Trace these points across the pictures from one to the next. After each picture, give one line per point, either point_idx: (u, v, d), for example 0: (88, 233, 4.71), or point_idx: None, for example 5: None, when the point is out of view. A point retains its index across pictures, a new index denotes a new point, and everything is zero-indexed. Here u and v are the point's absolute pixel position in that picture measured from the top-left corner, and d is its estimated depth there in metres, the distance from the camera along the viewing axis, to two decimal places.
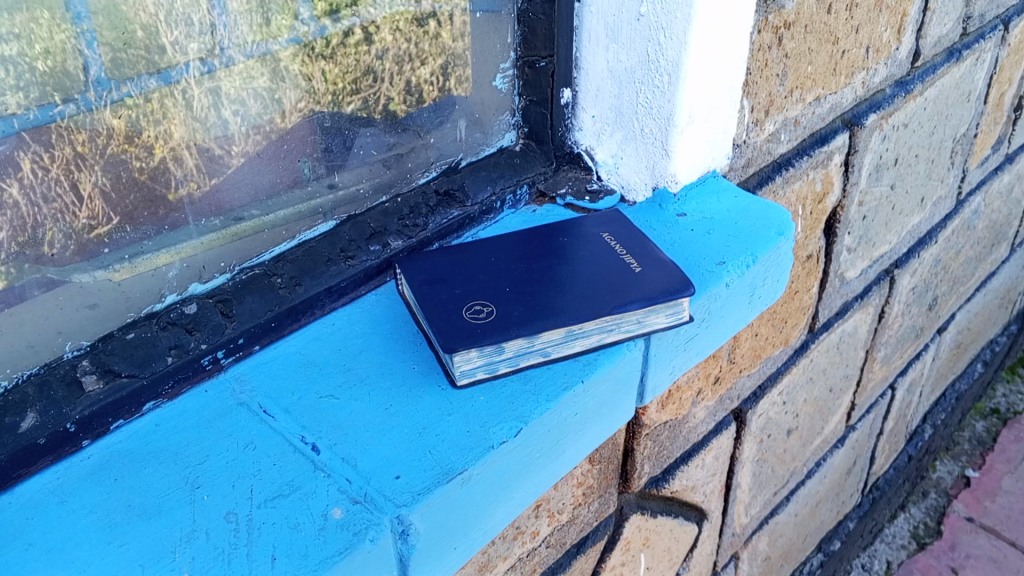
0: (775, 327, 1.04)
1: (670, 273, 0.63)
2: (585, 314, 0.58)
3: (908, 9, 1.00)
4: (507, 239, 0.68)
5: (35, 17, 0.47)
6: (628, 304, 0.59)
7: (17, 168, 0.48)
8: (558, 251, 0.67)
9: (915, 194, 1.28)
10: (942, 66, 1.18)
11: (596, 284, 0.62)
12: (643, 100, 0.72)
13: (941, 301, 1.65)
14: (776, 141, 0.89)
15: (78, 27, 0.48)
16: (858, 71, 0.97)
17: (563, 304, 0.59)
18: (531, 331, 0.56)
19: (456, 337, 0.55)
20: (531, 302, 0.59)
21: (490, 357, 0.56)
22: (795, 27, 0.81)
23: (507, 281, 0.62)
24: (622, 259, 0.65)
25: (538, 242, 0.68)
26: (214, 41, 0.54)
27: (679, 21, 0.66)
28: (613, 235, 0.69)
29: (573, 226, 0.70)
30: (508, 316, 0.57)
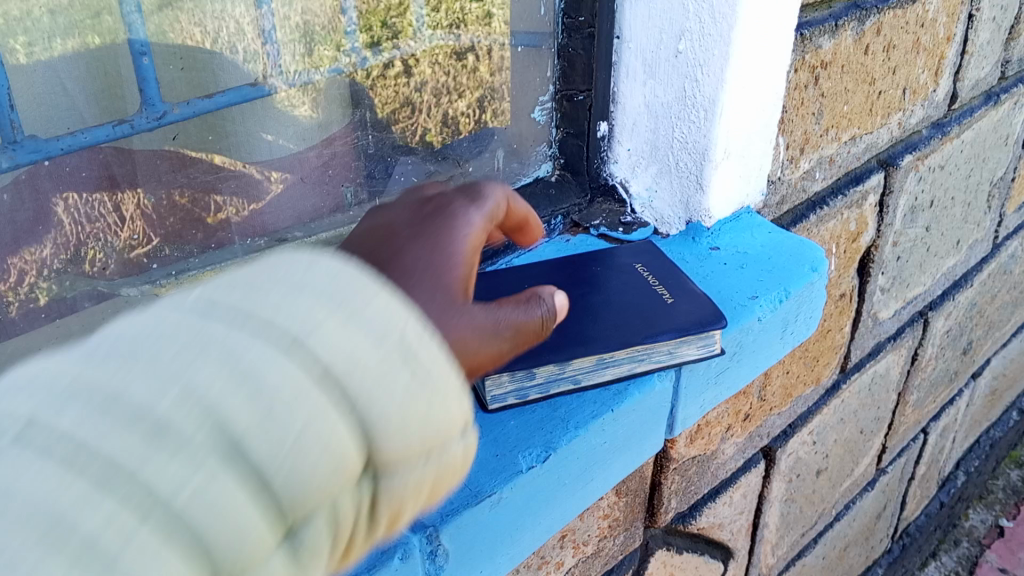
0: (806, 365, 1.04)
1: (701, 304, 0.63)
2: (616, 342, 0.58)
3: (946, 52, 1.01)
4: (541, 270, 0.69)
5: (87, 41, 0.51)
6: (659, 334, 0.59)
7: (74, 186, 0.53)
8: (593, 281, 0.67)
9: (950, 237, 1.28)
10: (980, 109, 1.18)
11: (629, 314, 0.62)
12: (679, 134, 0.73)
13: (977, 345, 1.63)
14: (811, 179, 0.89)
15: (133, 52, 0.53)
16: (894, 113, 0.97)
17: (593, 331, 0.59)
18: (561, 359, 0.56)
19: None
20: (563, 329, 0.59)
21: (521, 382, 0.57)
22: (832, 67, 0.82)
23: None
24: (655, 291, 0.65)
25: (569, 272, 0.69)
26: (269, 68, 0.60)
27: (717, 59, 0.68)
28: (646, 265, 0.70)
29: (603, 258, 0.71)
30: (541, 342, 0.57)
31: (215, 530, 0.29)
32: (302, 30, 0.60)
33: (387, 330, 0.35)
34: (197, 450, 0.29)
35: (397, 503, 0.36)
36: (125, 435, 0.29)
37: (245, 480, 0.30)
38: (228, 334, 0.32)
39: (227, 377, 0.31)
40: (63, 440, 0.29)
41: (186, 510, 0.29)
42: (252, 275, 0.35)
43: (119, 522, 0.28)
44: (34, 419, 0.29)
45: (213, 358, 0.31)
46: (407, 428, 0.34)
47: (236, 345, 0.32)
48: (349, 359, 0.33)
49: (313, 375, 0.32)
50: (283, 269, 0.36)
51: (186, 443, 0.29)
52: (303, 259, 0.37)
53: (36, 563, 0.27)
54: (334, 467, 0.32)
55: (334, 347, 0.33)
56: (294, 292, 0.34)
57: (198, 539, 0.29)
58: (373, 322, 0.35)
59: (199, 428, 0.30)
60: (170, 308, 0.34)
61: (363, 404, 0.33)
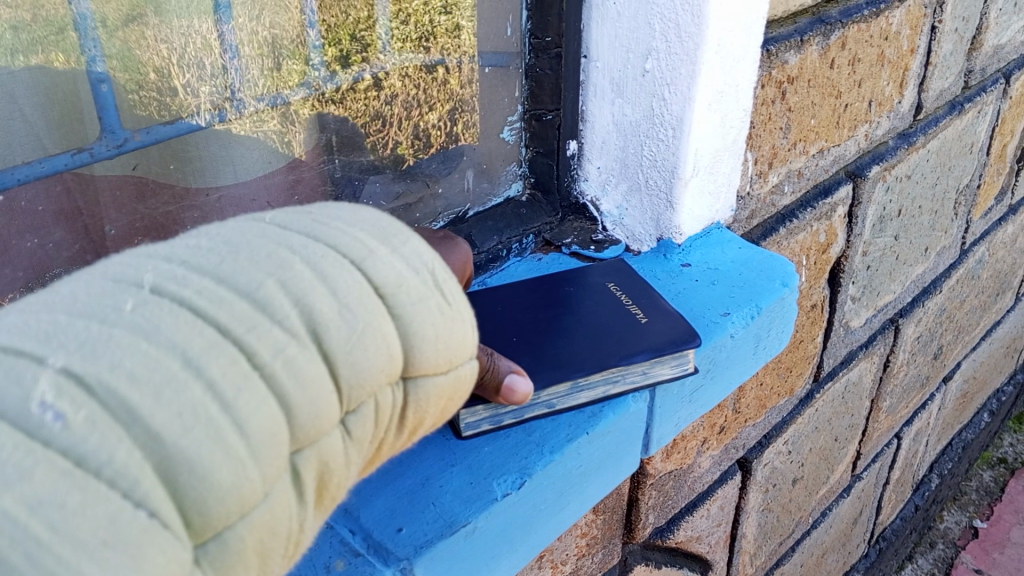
0: (780, 376, 1.04)
1: (675, 321, 0.63)
2: (591, 364, 0.58)
3: (910, 63, 1.02)
4: (510, 292, 0.68)
5: (50, 58, 0.50)
6: (634, 355, 0.59)
7: (38, 212, 0.53)
8: (564, 301, 0.67)
9: (919, 245, 1.29)
10: (944, 119, 1.19)
11: (602, 335, 0.61)
12: (648, 152, 0.73)
13: (947, 350, 1.65)
14: (780, 193, 0.89)
15: (91, 68, 0.51)
16: (861, 124, 0.98)
17: (571, 353, 0.59)
18: (541, 382, 0.56)
19: None
20: (539, 353, 0.59)
21: (495, 410, 0.56)
22: (798, 82, 0.83)
23: (513, 331, 0.62)
24: (627, 310, 0.65)
25: (539, 294, 0.68)
26: (230, 83, 0.59)
27: (684, 78, 0.68)
28: (617, 285, 0.69)
29: (579, 278, 0.71)
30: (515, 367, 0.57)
31: (297, 399, 0.31)
32: (269, 45, 0.60)
33: (422, 261, 0.38)
34: (287, 324, 0.32)
35: (423, 416, 0.39)
36: (233, 302, 0.31)
37: (323, 363, 0.33)
38: (300, 241, 0.35)
39: (306, 275, 0.34)
40: (179, 304, 0.30)
41: (274, 377, 0.31)
42: (306, 211, 0.38)
43: (235, 374, 0.29)
44: (151, 285, 0.31)
45: (294, 259, 0.34)
46: (443, 349, 0.37)
47: (308, 251, 0.35)
48: (397, 279, 0.36)
49: (371, 287, 0.35)
50: (332, 210, 0.39)
51: (281, 317, 0.32)
52: (344, 207, 0.40)
53: (167, 400, 0.28)
54: (386, 366, 0.35)
55: (385, 271, 0.36)
56: (346, 226, 0.38)
57: (288, 405, 0.31)
58: (412, 254, 0.38)
59: (289, 306, 0.32)
60: (238, 223, 0.36)
61: (411, 317, 0.36)
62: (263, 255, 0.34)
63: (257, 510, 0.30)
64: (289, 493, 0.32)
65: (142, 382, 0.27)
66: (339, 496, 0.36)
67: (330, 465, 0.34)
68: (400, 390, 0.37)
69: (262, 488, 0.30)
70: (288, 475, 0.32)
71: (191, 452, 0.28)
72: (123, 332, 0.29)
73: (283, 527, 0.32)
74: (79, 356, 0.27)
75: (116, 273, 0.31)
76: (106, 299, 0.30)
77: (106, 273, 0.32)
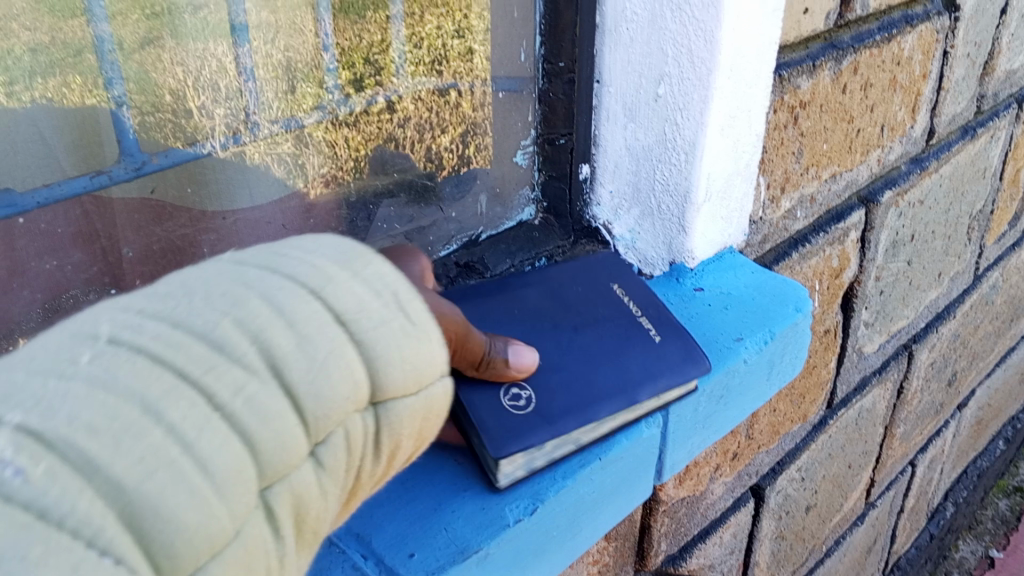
0: (793, 402, 1.03)
1: (688, 345, 0.63)
2: (618, 399, 0.58)
3: (923, 88, 1.02)
4: (539, 300, 0.66)
5: (66, 81, 0.50)
6: (655, 385, 0.60)
7: (58, 235, 0.53)
8: (592, 316, 0.65)
9: (932, 270, 1.28)
10: (956, 144, 1.19)
11: (621, 358, 0.61)
12: (661, 176, 0.73)
13: (961, 376, 1.63)
14: (792, 218, 0.89)
15: (110, 92, 0.53)
16: (873, 149, 0.98)
17: (604, 388, 0.58)
18: (572, 425, 0.55)
19: (497, 437, 0.53)
20: (571, 384, 0.58)
21: (532, 455, 0.55)
22: (811, 106, 0.83)
23: (537, 348, 0.60)
24: (639, 320, 0.65)
25: (563, 301, 0.66)
26: (247, 103, 0.60)
27: (696, 102, 0.68)
28: (624, 283, 0.69)
29: (590, 279, 0.69)
30: (549, 405, 0.56)
31: (260, 432, 0.34)
32: (284, 68, 0.61)
33: (383, 287, 0.41)
34: (247, 364, 0.35)
35: (398, 438, 0.41)
36: (189, 346, 0.34)
37: (284, 397, 0.35)
38: (258, 278, 0.38)
39: (263, 312, 0.36)
40: (138, 352, 0.33)
41: (235, 413, 0.33)
42: (266, 250, 0.41)
43: (194, 418, 0.32)
44: (109, 336, 0.33)
45: (251, 296, 0.37)
46: (409, 370, 0.40)
47: (266, 290, 0.37)
48: (357, 304, 0.39)
49: (329, 317, 0.38)
50: (295, 244, 0.42)
51: (237, 358, 0.34)
52: (307, 238, 0.43)
53: (129, 443, 0.30)
54: (350, 393, 0.37)
55: (345, 299, 0.39)
56: (306, 258, 0.40)
57: (252, 439, 0.34)
58: (375, 280, 0.41)
59: (246, 345, 0.35)
60: (203, 266, 0.39)
61: (371, 342, 0.39)
62: (218, 296, 0.36)
63: (230, 546, 0.33)
64: (262, 525, 0.35)
65: (98, 434, 0.30)
66: (322, 530, 0.39)
67: (305, 498, 0.37)
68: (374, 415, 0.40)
69: (231, 525, 0.33)
70: (261, 512, 0.35)
71: (152, 496, 0.30)
72: (83, 384, 0.31)
73: (260, 562, 0.35)
74: (37, 413, 0.30)
75: (79, 329, 0.34)
76: (63, 354, 0.33)
77: (69, 327, 0.35)
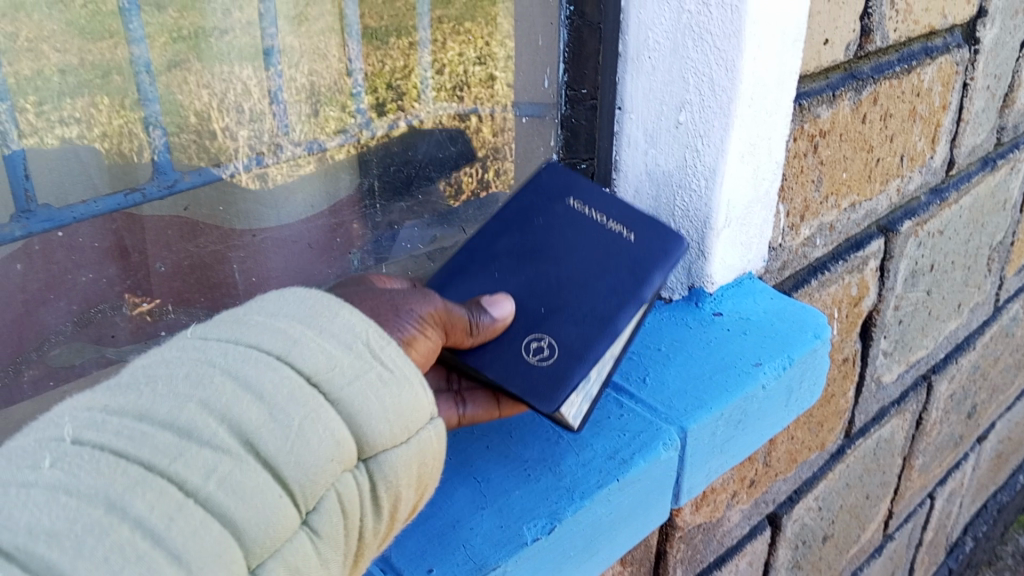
0: (811, 431, 1.03)
1: (661, 234, 0.64)
2: (625, 313, 0.59)
3: (942, 119, 1.02)
4: (514, 240, 0.64)
5: (95, 101, 0.55)
6: (649, 282, 0.61)
7: (94, 249, 0.58)
8: (570, 241, 0.63)
9: (951, 301, 1.28)
10: (976, 175, 1.19)
11: (603, 274, 0.62)
12: (681, 202, 0.73)
13: (981, 409, 1.62)
14: (811, 245, 0.90)
15: (137, 111, 0.57)
16: (892, 179, 0.98)
17: (618, 303, 0.60)
18: (604, 347, 0.58)
19: (547, 393, 0.55)
20: (584, 313, 0.59)
21: (585, 389, 0.59)
22: (831, 135, 0.84)
23: (526, 297, 0.60)
24: (604, 231, 0.64)
25: (533, 235, 0.64)
26: (277, 122, 0.64)
27: (716, 131, 0.69)
28: (582, 198, 0.66)
29: (549, 204, 0.66)
30: (570, 341, 0.58)
31: (241, 510, 0.38)
32: (307, 92, 0.65)
33: (353, 338, 0.45)
34: (218, 446, 0.38)
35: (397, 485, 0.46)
36: (154, 438, 0.37)
37: (264, 469, 0.39)
38: (219, 350, 0.42)
39: (226, 387, 0.40)
40: (101, 449, 0.37)
41: (210, 498, 0.37)
42: (228, 316, 0.45)
43: (162, 508, 0.36)
44: (73, 436, 0.37)
45: (216, 374, 0.40)
46: (391, 418, 0.44)
47: (233, 366, 0.41)
48: (328, 362, 0.43)
49: (302, 378, 0.42)
50: (258, 305, 0.45)
51: (206, 441, 0.38)
52: (270, 294, 0.46)
53: (93, 545, 0.34)
54: (332, 454, 0.41)
55: (311, 359, 0.43)
56: (269, 321, 0.44)
57: (230, 520, 0.38)
58: (343, 334, 0.45)
59: (212, 427, 0.39)
60: (171, 345, 0.43)
61: (345, 398, 0.43)
62: (181, 378, 0.40)
63: None
64: None
65: (59, 542, 0.34)
66: None
67: (302, 564, 0.41)
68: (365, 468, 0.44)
69: None
70: None
71: None
72: (42, 491, 0.35)
73: None
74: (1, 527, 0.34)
75: (44, 434, 0.38)
76: (27, 461, 0.36)
77: (37, 433, 0.38)
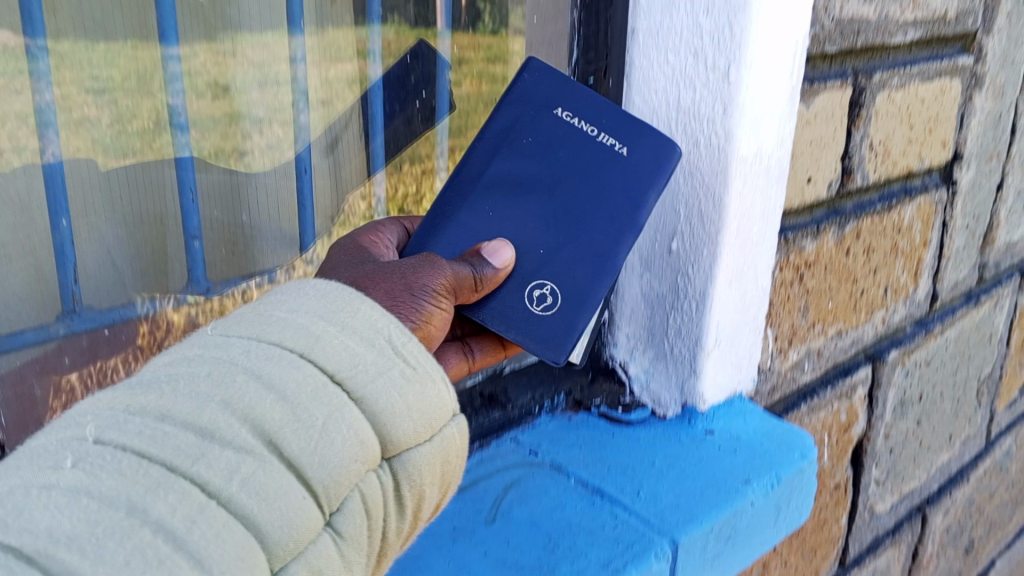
0: (805, 556, 1.04)
1: (652, 143, 0.68)
2: (623, 246, 0.67)
3: (923, 255, 1.08)
4: (510, 165, 0.68)
5: (134, 220, 0.64)
6: (645, 204, 0.67)
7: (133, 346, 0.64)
8: (564, 160, 0.68)
9: (942, 431, 1.30)
10: (959, 308, 1.24)
11: (598, 202, 0.67)
12: (674, 323, 0.78)
13: (979, 544, 1.61)
14: (800, 370, 0.93)
15: (171, 231, 0.66)
16: (877, 310, 1.03)
17: (615, 235, 0.67)
18: (605, 285, 0.67)
19: (559, 345, 0.67)
20: (583, 250, 0.67)
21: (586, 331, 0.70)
22: (815, 266, 0.89)
23: (529, 237, 0.67)
24: (595, 148, 0.68)
25: (525, 154, 0.68)
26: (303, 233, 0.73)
27: (706, 258, 0.73)
28: (569, 111, 0.68)
29: (538, 115, 0.68)
30: (575, 284, 0.67)
31: (263, 511, 0.40)
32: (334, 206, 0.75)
33: (375, 335, 0.49)
34: (243, 448, 0.41)
35: (418, 482, 0.50)
36: (175, 437, 0.40)
37: (288, 468, 0.42)
38: (243, 347, 0.45)
39: (249, 386, 0.43)
40: (124, 449, 0.39)
41: (232, 499, 0.40)
42: (251, 313, 0.48)
43: (184, 510, 0.38)
44: (95, 436, 0.40)
45: (239, 375, 0.43)
46: (414, 417, 0.48)
47: (256, 366, 0.44)
48: (351, 359, 0.47)
49: (326, 377, 0.45)
50: (278, 301, 0.49)
51: (231, 442, 0.41)
52: (290, 288, 0.50)
53: (114, 548, 0.36)
54: (357, 454, 0.45)
55: (331, 359, 0.46)
56: (291, 317, 0.47)
57: (253, 521, 0.40)
58: (366, 331, 0.49)
59: (235, 427, 0.41)
60: (194, 342, 0.46)
61: (367, 395, 0.46)
62: (203, 377, 0.43)
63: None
64: None
65: (80, 545, 0.36)
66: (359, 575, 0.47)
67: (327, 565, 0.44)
68: (388, 467, 0.48)
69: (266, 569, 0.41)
70: None
71: None
72: (62, 492, 0.37)
73: None
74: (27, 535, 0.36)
75: (66, 433, 0.40)
76: (51, 458, 0.39)
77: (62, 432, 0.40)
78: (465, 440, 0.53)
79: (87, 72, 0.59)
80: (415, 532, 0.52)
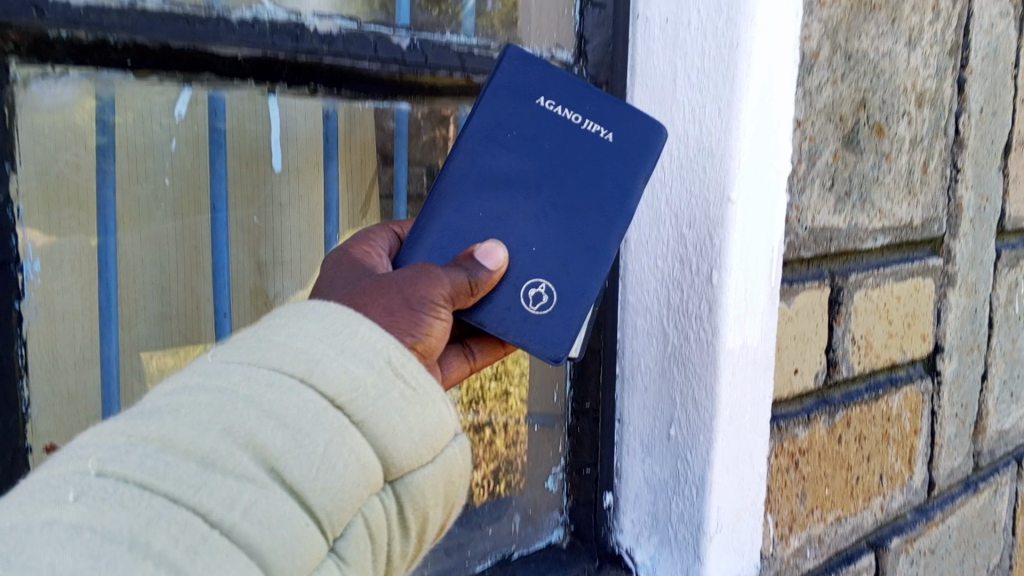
0: None
1: (636, 125, 0.72)
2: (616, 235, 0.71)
3: (915, 442, 1.13)
4: (495, 161, 0.71)
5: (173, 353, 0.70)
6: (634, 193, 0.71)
7: None
8: (550, 150, 0.71)
9: None
10: (959, 495, 1.27)
11: (589, 193, 0.71)
12: (677, 509, 0.82)
13: None
14: (802, 556, 0.96)
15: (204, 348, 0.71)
16: (874, 496, 1.06)
17: (606, 227, 0.70)
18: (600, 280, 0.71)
19: (559, 346, 0.70)
20: (576, 242, 0.70)
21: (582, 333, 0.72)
22: (810, 453, 0.94)
23: (519, 236, 0.70)
24: (582, 135, 0.71)
25: (513, 147, 0.71)
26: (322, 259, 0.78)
27: (702, 444, 0.79)
28: (552, 100, 0.72)
29: (520, 107, 0.71)
30: (569, 283, 0.70)
31: (269, 547, 0.42)
32: None
33: (375, 357, 0.51)
34: (245, 476, 0.42)
35: (422, 503, 0.53)
36: (178, 466, 0.41)
37: (290, 495, 0.44)
38: (244, 374, 0.47)
39: (252, 416, 0.45)
40: (124, 480, 0.40)
41: (234, 530, 0.41)
42: (252, 336, 0.50)
43: (188, 542, 0.39)
44: (96, 469, 0.40)
45: (240, 402, 0.45)
46: (416, 438, 0.51)
47: (255, 392, 0.46)
48: (350, 379, 0.49)
49: (327, 402, 0.47)
50: (278, 326, 0.51)
51: (233, 471, 0.42)
52: (291, 311, 0.53)
53: None
54: (360, 479, 0.47)
55: (330, 382, 0.48)
56: (290, 342, 0.50)
57: (256, 547, 0.41)
58: (366, 353, 0.51)
59: (237, 455, 0.43)
60: (194, 370, 0.48)
61: (366, 418, 0.49)
62: (203, 406, 0.44)
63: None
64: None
65: None
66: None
67: None
68: (390, 489, 0.51)
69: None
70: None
71: None
72: (64, 527, 0.38)
73: None
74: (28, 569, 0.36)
75: (68, 466, 0.41)
76: (51, 496, 0.39)
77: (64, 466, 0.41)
78: (463, 458, 0.57)
79: (140, 277, 0.67)
80: (420, 550, 0.56)
